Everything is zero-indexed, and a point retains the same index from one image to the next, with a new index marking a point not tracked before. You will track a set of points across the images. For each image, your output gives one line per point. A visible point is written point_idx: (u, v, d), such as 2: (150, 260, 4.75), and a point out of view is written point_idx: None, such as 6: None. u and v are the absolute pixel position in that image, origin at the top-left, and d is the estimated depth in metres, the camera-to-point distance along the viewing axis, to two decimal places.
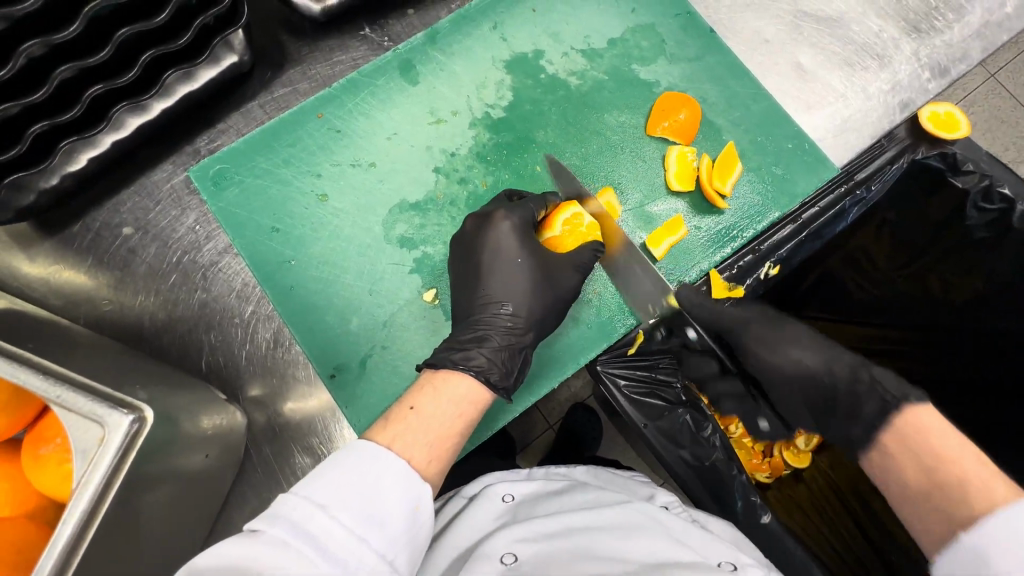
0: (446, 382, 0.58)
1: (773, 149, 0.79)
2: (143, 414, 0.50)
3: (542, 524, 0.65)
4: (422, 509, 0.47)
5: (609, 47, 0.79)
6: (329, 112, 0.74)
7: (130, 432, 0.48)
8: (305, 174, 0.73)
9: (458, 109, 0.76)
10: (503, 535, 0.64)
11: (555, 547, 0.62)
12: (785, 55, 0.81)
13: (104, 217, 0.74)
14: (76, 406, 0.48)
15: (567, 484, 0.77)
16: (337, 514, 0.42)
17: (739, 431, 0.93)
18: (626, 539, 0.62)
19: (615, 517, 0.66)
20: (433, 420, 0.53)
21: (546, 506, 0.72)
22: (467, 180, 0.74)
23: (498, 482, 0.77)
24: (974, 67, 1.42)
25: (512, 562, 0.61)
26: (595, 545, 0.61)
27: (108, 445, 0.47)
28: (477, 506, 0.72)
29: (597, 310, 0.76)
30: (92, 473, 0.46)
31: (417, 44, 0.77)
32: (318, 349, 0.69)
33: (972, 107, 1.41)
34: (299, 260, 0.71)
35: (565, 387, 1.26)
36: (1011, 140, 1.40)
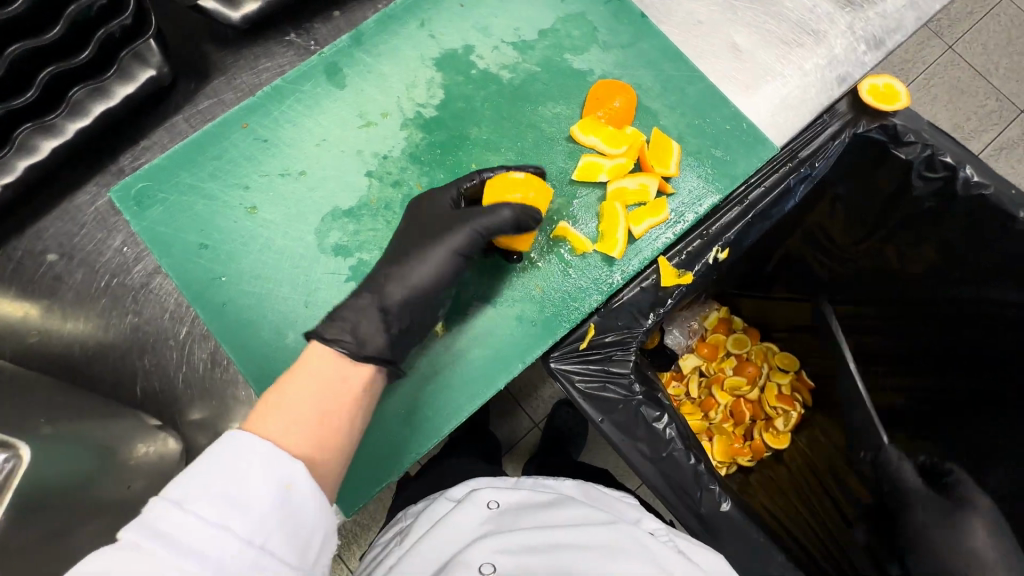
0: (314, 362, 0.56)
1: (712, 132, 0.78)
2: (19, 451, 0.46)
3: (525, 537, 0.64)
4: (294, 487, 0.45)
5: (540, 38, 0.77)
6: (254, 122, 0.72)
7: (3, 472, 0.45)
8: (233, 187, 0.71)
9: (388, 110, 0.74)
10: (482, 545, 0.63)
11: (537, 565, 0.61)
12: (720, 36, 0.80)
13: (26, 244, 0.71)
14: None
15: (553, 496, 0.75)
16: (194, 508, 0.42)
17: (717, 416, 0.97)
18: (613, 564, 0.61)
19: (600, 538, 0.64)
20: (306, 395, 0.52)
21: (531, 516, 0.70)
22: (401, 183, 0.72)
23: (484, 488, 0.75)
24: (932, 39, 1.42)
25: (490, 572, 0.60)
26: (578, 568, 0.60)
27: None
28: (462, 510, 0.71)
29: (539, 306, 0.73)
30: None
31: (343, 46, 0.75)
32: (256, 366, 0.67)
33: (931, 79, 1.41)
34: (230, 277, 0.69)
35: (538, 387, 1.25)
36: (972, 110, 1.41)
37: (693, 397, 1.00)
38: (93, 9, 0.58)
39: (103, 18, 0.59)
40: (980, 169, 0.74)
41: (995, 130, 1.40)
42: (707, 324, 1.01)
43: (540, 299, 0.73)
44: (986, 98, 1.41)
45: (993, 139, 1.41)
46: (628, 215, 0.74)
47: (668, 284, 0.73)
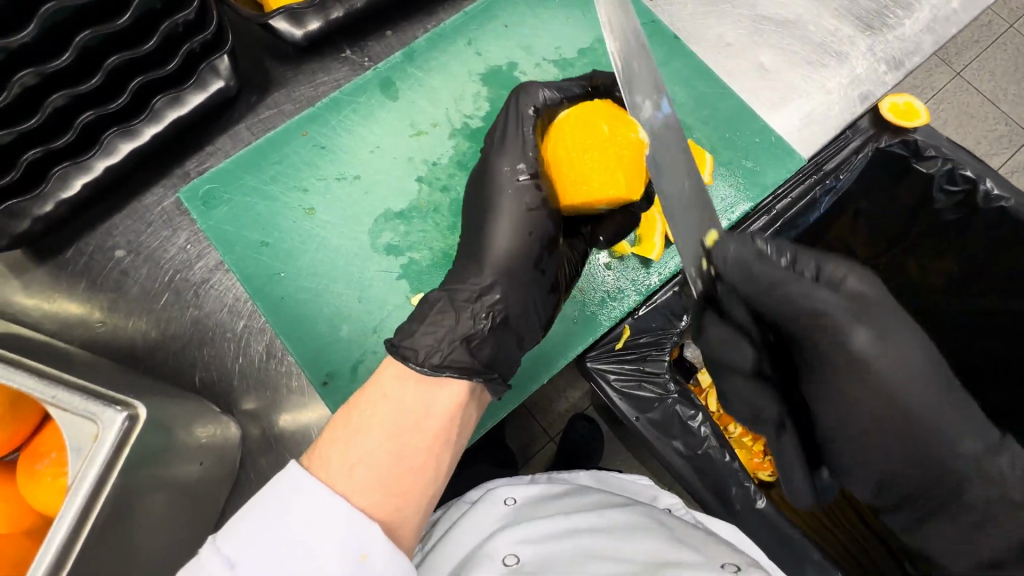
0: (394, 390, 0.55)
1: (742, 145, 0.82)
2: (136, 412, 0.50)
3: (542, 525, 0.67)
4: (367, 558, 0.46)
5: (578, 56, 0.83)
6: (313, 130, 0.77)
7: (123, 429, 0.49)
8: (292, 190, 0.76)
9: (437, 121, 0.79)
10: (504, 537, 0.66)
11: (555, 549, 0.63)
12: (748, 56, 0.85)
13: (97, 241, 0.75)
14: (70, 404, 0.49)
15: (565, 486, 0.78)
16: (250, 568, 0.44)
17: (737, 430, 0.97)
18: (626, 541, 0.63)
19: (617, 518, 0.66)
20: (383, 434, 0.52)
21: (547, 506, 0.73)
22: (449, 188, 0.76)
23: (500, 486, 0.77)
24: (941, 66, 1.47)
25: (514, 563, 0.64)
26: (593, 548, 0.62)
27: (103, 441, 0.48)
28: (480, 508, 0.74)
29: (578, 305, 0.77)
30: (88, 471, 0.47)
31: (396, 62, 0.81)
32: (311, 357, 0.70)
33: (941, 104, 1.46)
34: (288, 273, 0.73)
35: (561, 397, 1.27)
36: (983, 133, 1.45)
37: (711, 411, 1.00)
38: (181, 25, 0.63)
39: (189, 32, 0.65)
40: (999, 183, 0.79)
41: (1006, 153, 1.44)
42: None
43: (580, 299, 0.77)
44: (995, 122, 1.45)
45: (1004, 161, 1.44)
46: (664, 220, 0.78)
47: None
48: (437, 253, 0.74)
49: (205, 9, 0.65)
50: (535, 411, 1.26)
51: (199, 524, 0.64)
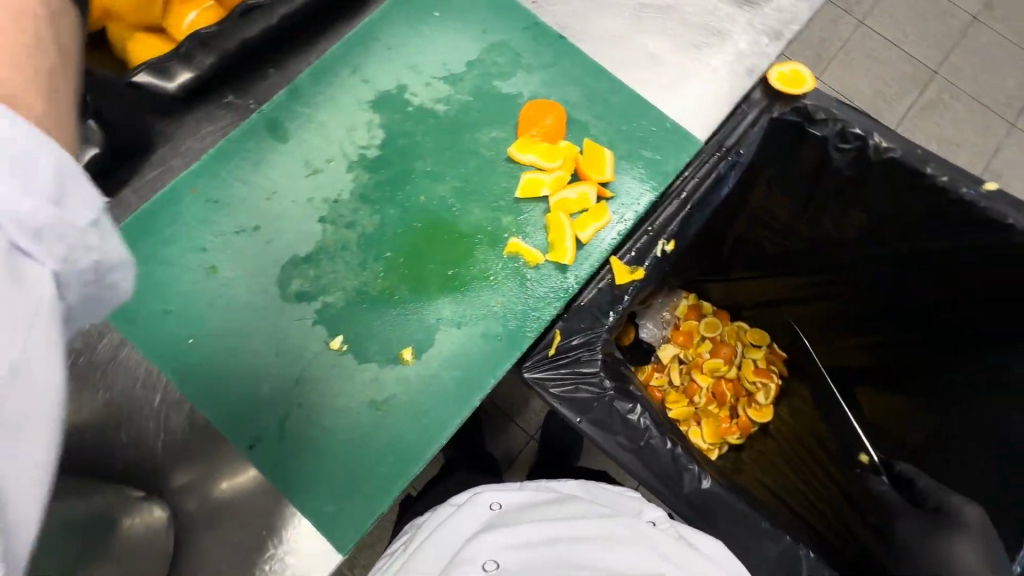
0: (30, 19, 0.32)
1: (641, 134, 0.81)
2: None
3: (526, 532, 0.66)
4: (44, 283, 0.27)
5: (468, 69, 0.82)
6: (203, 185, 0.74)
7: None
8: (190, 251, 0.72)
9: (333, 156, 0.77)
10: (488, 541, 0.66)
11: (538, 556, 0.63)
12: (635, 45, 0.86)
13: None
14: None
15: (554, 493, 0.77)
16: None
17: (702, 400, 1.09)
18: (610, 551, 0.63)
19: (599, 527, 0.66)
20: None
21: (532, 512, 0.72)
22: (355, 224, 0.74)
23: (487, 490, 0.77)
24: (842, 17, 1.53)
25: (494, 568, 0.63)
26: (578, 555, 0.62)
27: None
28: (465, 512, 0.74)
29: (501, 321, 0.72)
30: None
31: (281, 102, 0.78)
32: (235, 419, 0.67)
33: (849, 53, 1.51)
34: (199, 338, 0.69)
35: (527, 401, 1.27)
36: (890, 77, 1.51)
37: (676, 385, 1.10)
38: None
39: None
40: (886, 136, 0.85)
41: (916, 91, 1.51)
42: (678, 313, 1.13)
43: (502, 313, 0.73)
44: (901, 64, 1.52)
45: (915, 99, 1.51)
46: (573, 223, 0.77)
47: (623, 282, 0.79)
48: (352, 292, 0.72)
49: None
50: (512, 414, 1.27)
51: None
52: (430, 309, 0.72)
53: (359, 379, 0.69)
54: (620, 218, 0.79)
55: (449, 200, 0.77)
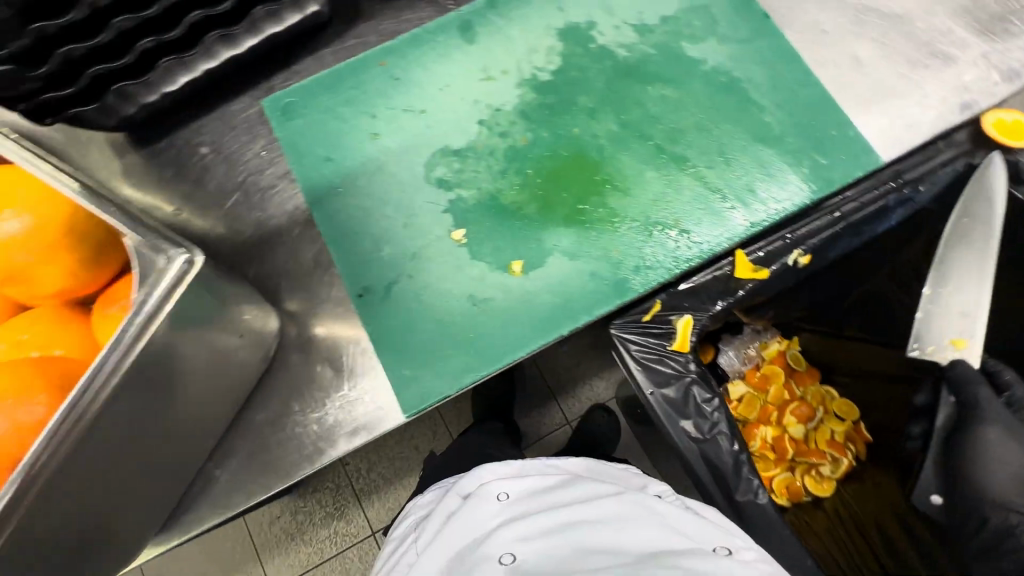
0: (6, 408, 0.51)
1: (817, 135, 0.76)
2: (194, 259, 0.56)
3: (541, 522, 0.66)
4: None
5: (661, 23, 0.81)
6: (390, 62, 0.81)
7: (179, 272, 0.55)
8: (362, 114, 0.79)
9: (508, 69, 0.80)
10: (502, 534, 0.65)
11: (558, 546, 0.63)
12: (842, 46, 0.81)
13: (187, 136, 0.84)
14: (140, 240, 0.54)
15: (559, 477, 0.75)
16: None
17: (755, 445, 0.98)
18: (619, 531, 0.63)
19: (610, 510, 0.66)
20: None
21: (542, 498, 0.70)
22: (507, 135, 0.78)
23: (493, 480, 0.74)
24: None
25: (511, 562, 0.63)
26: (591, 540, 0.63)
27: (163, 275, 0.54)
28: (471, 505, 0.71)
29: (610, 267, 0.72)
30: (146, 298, 0.53)
31: (479, 8, 0.83)
32: (351, 269, 0.74)
33: None
34: (345, 189, 0.77)
35: (570, 389, 1.28)
36: None
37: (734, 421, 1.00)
38: None
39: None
40: None
41: None
42: (765, 353, 1.02)
43: (616, 260, 0.73)
44: None
45: None
46: (714, 198, 0.74)
47: (742, 276, 0.76)
48: (485, 194, 0.76)
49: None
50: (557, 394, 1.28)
51: (226, 404, 0.68)
52: (551, 233, 0.74)
53: (467, 273, 0.73)
54: (770, 208, 0.74)
55: (601, 140, 0.77)
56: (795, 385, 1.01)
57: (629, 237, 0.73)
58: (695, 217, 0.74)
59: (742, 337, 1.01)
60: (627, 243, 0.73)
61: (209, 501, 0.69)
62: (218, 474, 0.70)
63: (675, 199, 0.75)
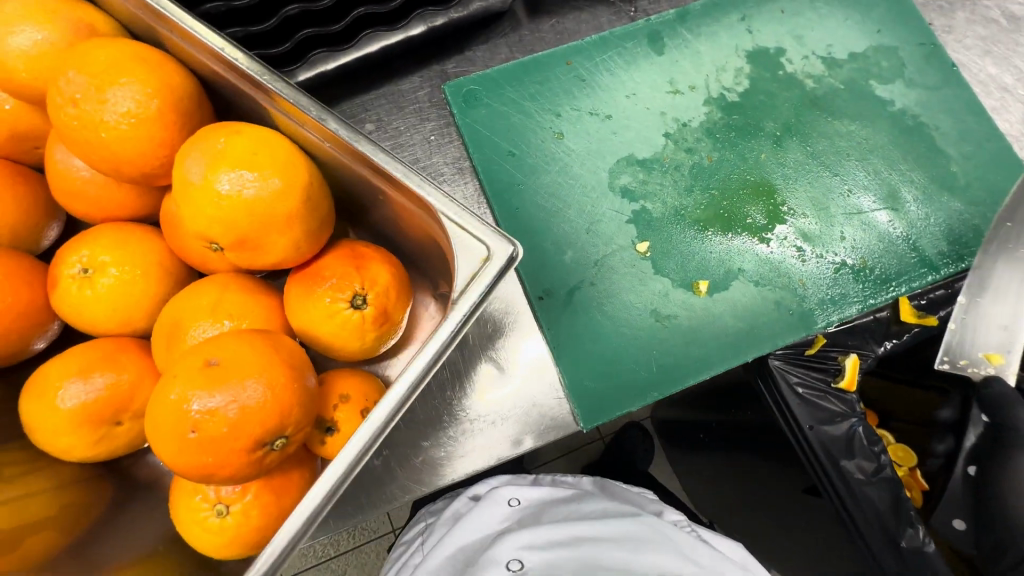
0: None
1: (1001, 190, 0.76)
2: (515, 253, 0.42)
3: (548, 532, 0.67)
4: None
5: (849, 59, 0.81)
6: (577, 62, 0.79)
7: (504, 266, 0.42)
8: (547, 112, 0.77)
9: (696, 84, 0.79)
10: (510, 541, 0.66)
11: (563, 556, 0.64)
12: (1020, 106, 0.82)
13: (351, 109, 0.80)
14: (462, 224, 0.42)
15: (570, 493, 0.77)
16: None
17: None
18: (639, 553, 0.63)
19: (625, 528, 0.67)
20: None
21: (554, 512, 0.72)
22: (693, 151, 0.77)
23: (506, 486, 0.78)
24: None
25: (517, 568, 0.63)
26: (604, 558, 0.62)
27: (490, 268, 0.41)
28: (482, 507, 0.74)
29: (796, 298, 0.72)
30: (472, 291, 0.41)
31: (668, 20, 0.82)
32: (531, 270, 0.71)
33: None
34: (528, 186, 0.74)
35: None
36: None
37: None
38: None
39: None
40: None
41: None
42: None
43: (802, 292, 0.72)
44: None
45: None
46: (899, 240, 0.74)
47: (906, 321, 0.69)
48: (670, 209, 0.74)
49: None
50: None
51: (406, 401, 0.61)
52: (737, 255, 0.73)
53: (651, 287, 0.71)
54: (955, 256, 0.74)
55: (786, 168, 0.77)
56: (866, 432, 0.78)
57: (816, 269, 0.73)
58: (881, 257, 0.74)
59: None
60: (815, 275, 0.72)
61: (365, 493, 0.63)
62: (372, 464, 0.63)
63: (859, 237, 0.74)
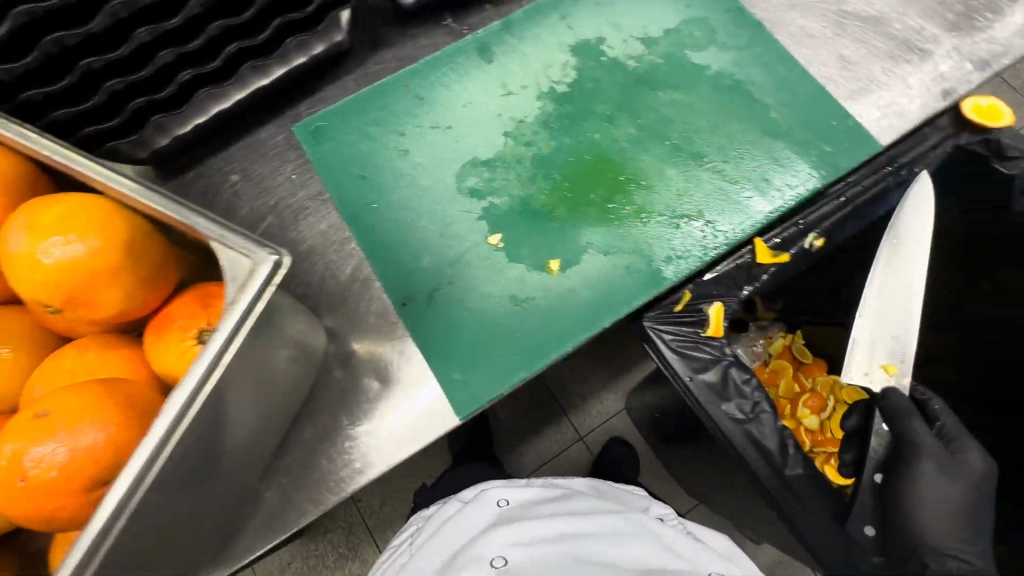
0: None
1: (819, 127, 0.82)
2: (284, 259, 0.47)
3: (541, 526, 0.69)
4: None
5: (664, 36, 0.87)
6: (414, 83, 0.85)
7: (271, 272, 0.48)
8: (390, 133, 0.83)
9: (526, 84, 0.85)
10: (495, 538, 0.68)
11: (558, 551, 0.66)
12: (830, 48, 0.88)
13: (216, 165, 0.84)
14: (229, 241, 0.48)
15: (562, 491, 0.79)
16: None
17: None
18: (616, 545, 0.67)
19: (614, 524, 0.70)
20: None
21: (539, 509, 0.74)
22: (532, 144, 0.82)
23: (493, 487, 0.79)
24: None
25: (502, 565, 0.65)
26: (592, 551, 0.66)
27: (254, 277, 0.47)
28: (472, 507, 0.76)
29: (643, 260, 0.76)
30: (239, 300, 0.47)
31: (494, 31, 0.88)
32: (393, 279, 0.76)
33: None
34: (380, 205, 0.80)
35: (582, 404, 1.33)
36: None
37: None
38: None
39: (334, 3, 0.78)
40: None
41: None
42: (772, 348, 1.02)
43: (648, 253, 0.76)
44: None
45: None
46: (732, 189, 0.79)
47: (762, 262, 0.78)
48: (516, 200, 0.79)
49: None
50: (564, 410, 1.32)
51: (277, 425, 0.66)
52: (584, 231, 0.77)
53: (505, 276, 0.75)
54: (786, 194, 0.79)
55: (622, 143, 0.82)
56: (805, 377, 1.01)
57: (658, 230, 0.77)
58: (717, 207, 0.78)
59: (749, 334, 0.99)
60: (658, 235, 0.77)
61: (262, 524, 0.67)
62: (262, 497, 0.68)
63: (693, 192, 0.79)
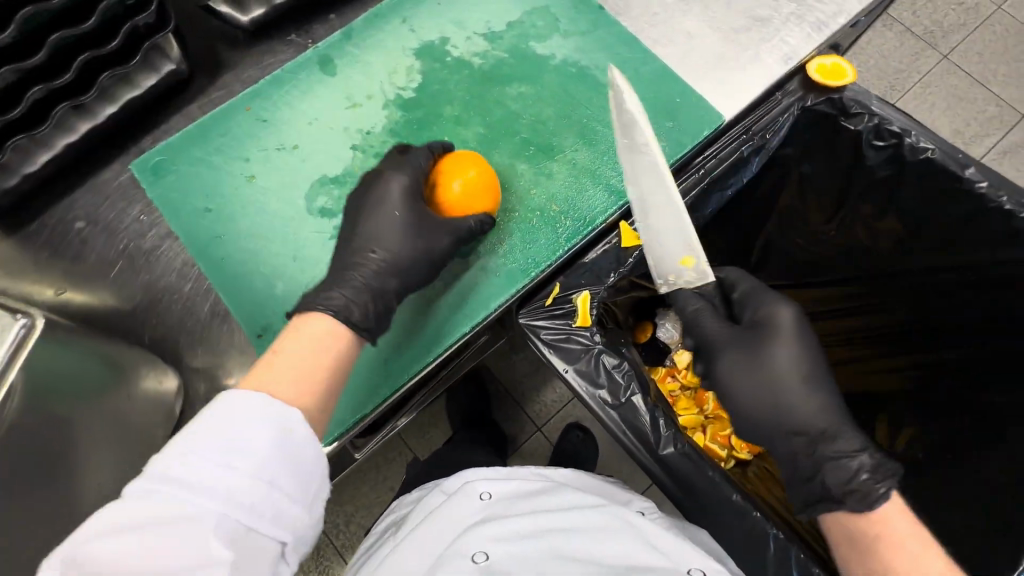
0: None
1: (664, 105, 0.83)
2: (35, 322, 0.53)
3: (516, 523, 0.67)
4: None
5: (507, 29, 0.87)
6: (256, 106, 0.83)
7: (18, 336, 0.52)
8: (235, 160, 0.81)
9: (371, 93, 0.83)
10: (477, 533, 0.66)
11: (530, 547, 0.64)
12: (673, 24, 0.88)
13: (58, 214, 0.79)
14: None
15: (543, 483, 0.76)
16: None
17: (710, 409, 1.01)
18: (599, 540, 0.65)
19: (592, 518, 0.68)
20: None
21: (526, 502, 0.71)
22: (382, 155, 0.81)
23: (479, 479, 0.76)
24: (926, 51, 1.57)
25: (483, 560, 0.64)
26: (567, 547, 0.64)
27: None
28: (454, 500, 0.73)
29: (501, 261, 0.77)
30: None
31: (334, 41, 0.86)
32: (248, 311, 0.74)
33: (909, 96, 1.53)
34: (229, 235, 0.77)
35: (535, 396, 1.35)
36: (954, 121, 1.51)
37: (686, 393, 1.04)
38: (142, 26, 0.73)
39: (150, 32, 0.74)
40: (923, 134, 0.81)
41: (981, 138, 1.50)
42: None
43: (504, 252, 0.77)
44: (986, 105, 1.52)
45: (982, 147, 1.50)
46: (584, 178, 0.80)
47: (628, 246, 0.78)
48: None
49: (164, 11, 0.74)
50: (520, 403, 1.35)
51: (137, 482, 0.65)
52: None
53: None
54: None
55: (472, 144, 0.82)
56: None
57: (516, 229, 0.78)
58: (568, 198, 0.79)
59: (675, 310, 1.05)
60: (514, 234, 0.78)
61: None
62: None
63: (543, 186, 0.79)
